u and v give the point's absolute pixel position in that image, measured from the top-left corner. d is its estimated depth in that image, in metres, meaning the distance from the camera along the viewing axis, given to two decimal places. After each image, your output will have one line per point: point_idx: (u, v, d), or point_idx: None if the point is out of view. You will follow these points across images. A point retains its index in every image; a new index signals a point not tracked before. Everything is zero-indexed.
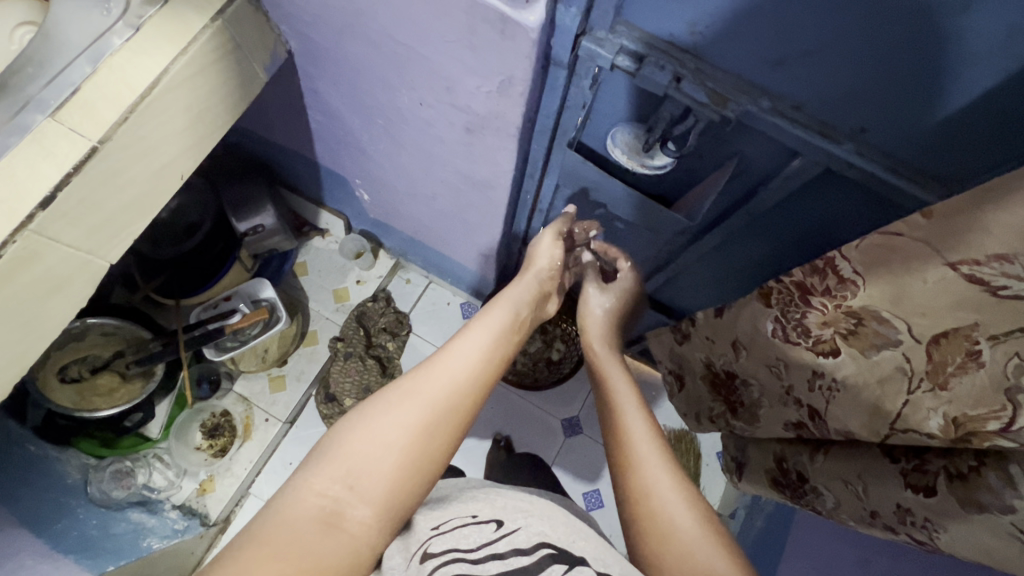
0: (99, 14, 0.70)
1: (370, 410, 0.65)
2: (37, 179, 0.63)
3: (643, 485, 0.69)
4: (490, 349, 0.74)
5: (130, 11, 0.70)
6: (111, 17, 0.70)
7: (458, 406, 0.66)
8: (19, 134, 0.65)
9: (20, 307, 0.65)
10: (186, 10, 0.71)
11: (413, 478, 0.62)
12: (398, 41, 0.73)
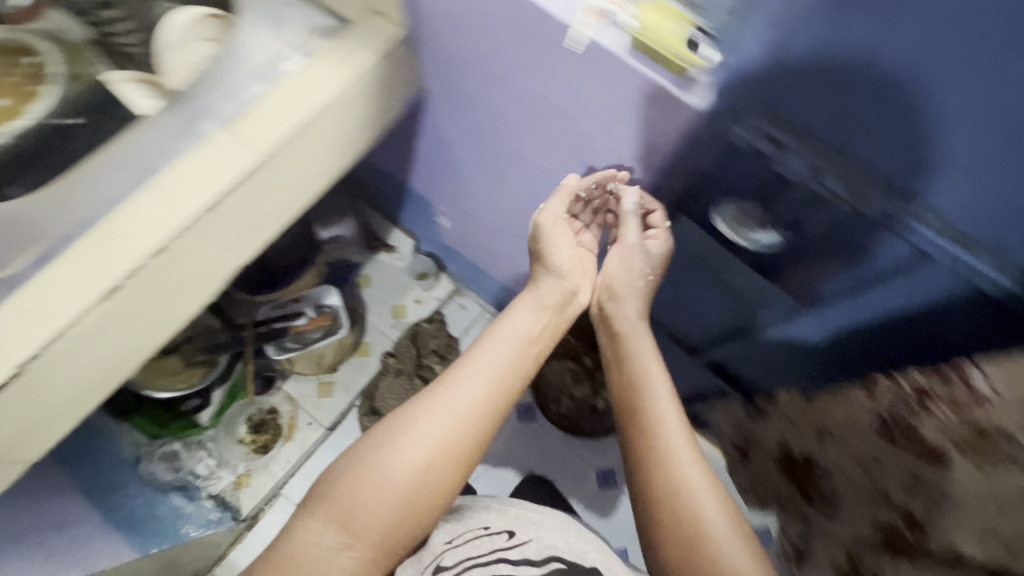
0: (278, 41, 0.78)
1: (373, 448, 0.77)
2: (205, 184, 0.68)
3: (672, 492, 0.75)
4: (495, 386, 0.82)
5: (306, 43, 0.77)
6: (290, 46, 0.77)
7: (467, 437, 0.78)
8: (196, 141, 0.71)
9: (158, 297, 0.69)
10: (354, 44, 0.77)
11: (428, 499, 0.77)
12: (548, 100, 0.83)
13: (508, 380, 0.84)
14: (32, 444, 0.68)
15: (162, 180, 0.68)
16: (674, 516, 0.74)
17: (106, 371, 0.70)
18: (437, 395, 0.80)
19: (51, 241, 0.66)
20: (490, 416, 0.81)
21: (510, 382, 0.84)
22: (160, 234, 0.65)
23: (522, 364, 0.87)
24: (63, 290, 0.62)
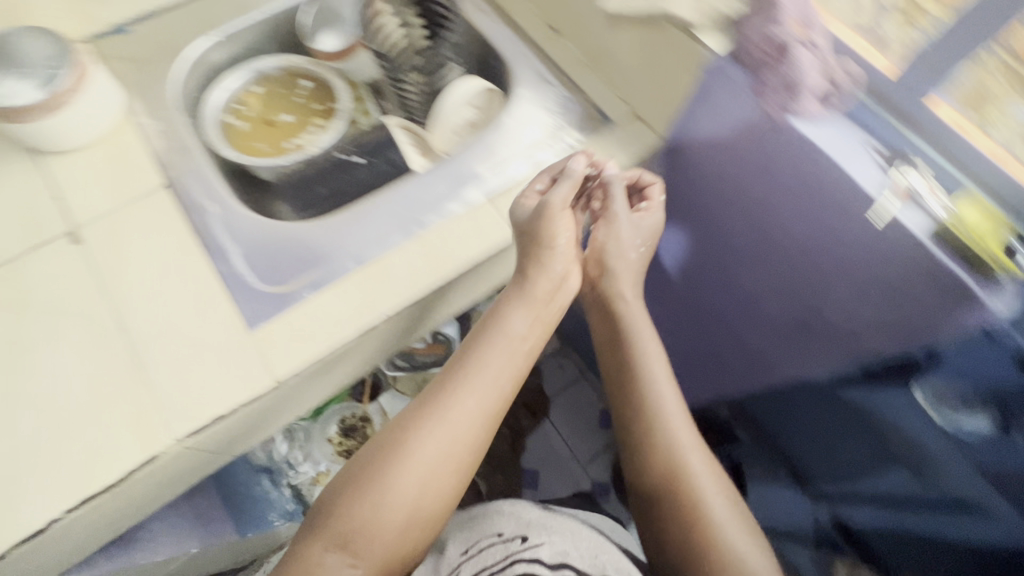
0: (530, 126, 0.75)
1: (377, 489, 0.60)
2: (402, 293, 0.63)
3: (679, 496, 0.65)
4: (462, 404, 0.64)
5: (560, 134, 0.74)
6: (548, 133, 0.75)
7: (445, 450, 0.62)
8: (380, 230, 0.67)
9: (277, 412, 0.63)
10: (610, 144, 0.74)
11: (426, 519, 0.62)
12: (833, 250, 0.64)
13: (465, 396, 0.64)
14: (144, 510, 0.63)
15: (367, 271, 0.63)
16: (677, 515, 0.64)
17: (178, 483, 0.63)
18: (422, 425, 0.63)
19: (205, 331, 0.60)
20: (486, 425, 0.64)
21: (448, 398, 0.64)
22: (276, 365, 0.58)
23: (501, 379, 0.66)
24: (206, 389, 0.57)
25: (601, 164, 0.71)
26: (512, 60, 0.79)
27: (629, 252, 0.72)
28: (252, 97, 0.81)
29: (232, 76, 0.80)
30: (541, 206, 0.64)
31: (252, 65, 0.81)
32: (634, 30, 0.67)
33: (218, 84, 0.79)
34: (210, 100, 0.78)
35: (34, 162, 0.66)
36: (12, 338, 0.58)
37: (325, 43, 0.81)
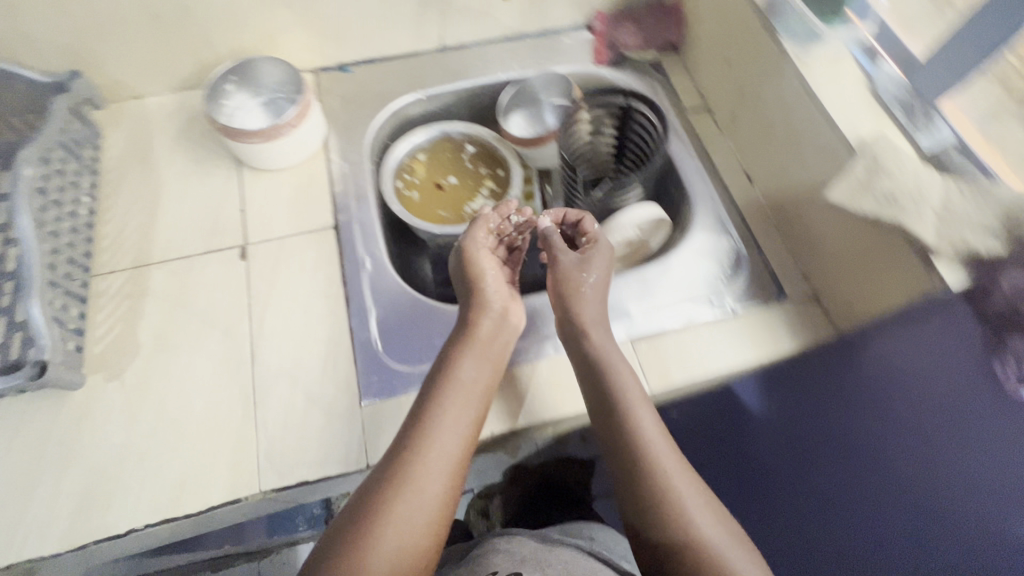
0: (696, 278, 0.70)
1: (367, 539, 0.47)
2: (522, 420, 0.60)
3: (675, 506, 0.50)
4: (448, 433, 0.53)
5: (721, 297, 0.68)
6: (710, 292, 0.69)
7: (432, 487, 0.51)
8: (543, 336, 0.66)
9: None
10: (777, 328, 0.66)
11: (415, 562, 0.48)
12: None
13: (447, 421, 0.53)
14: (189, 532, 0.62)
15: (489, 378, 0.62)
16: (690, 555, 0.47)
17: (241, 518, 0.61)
18: (404, 457, 0.51)
19: (325, 382, 0.60)
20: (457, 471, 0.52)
21: (436, 422, 0.53)
22: (382, 439, 0.57)
23: (471, 407, 0.55)
24: (302, 446, 0.56)
25: (522, 211, 0.69)
26: (696, 198, 0.75)
27: (584, 286, 0.62)
28: (425, 159, 0.82)
29: (416, 132, 0.81)
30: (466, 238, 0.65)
31: (438, 127, 0.82)
32: (845, 229, 0.61)
33: (405, 138, 0.80)
34: (392, 154, 0.79)
35: (238, 172, 0.72)
36: (167, 334, 0.62)
37: (515, 123, 0.83)
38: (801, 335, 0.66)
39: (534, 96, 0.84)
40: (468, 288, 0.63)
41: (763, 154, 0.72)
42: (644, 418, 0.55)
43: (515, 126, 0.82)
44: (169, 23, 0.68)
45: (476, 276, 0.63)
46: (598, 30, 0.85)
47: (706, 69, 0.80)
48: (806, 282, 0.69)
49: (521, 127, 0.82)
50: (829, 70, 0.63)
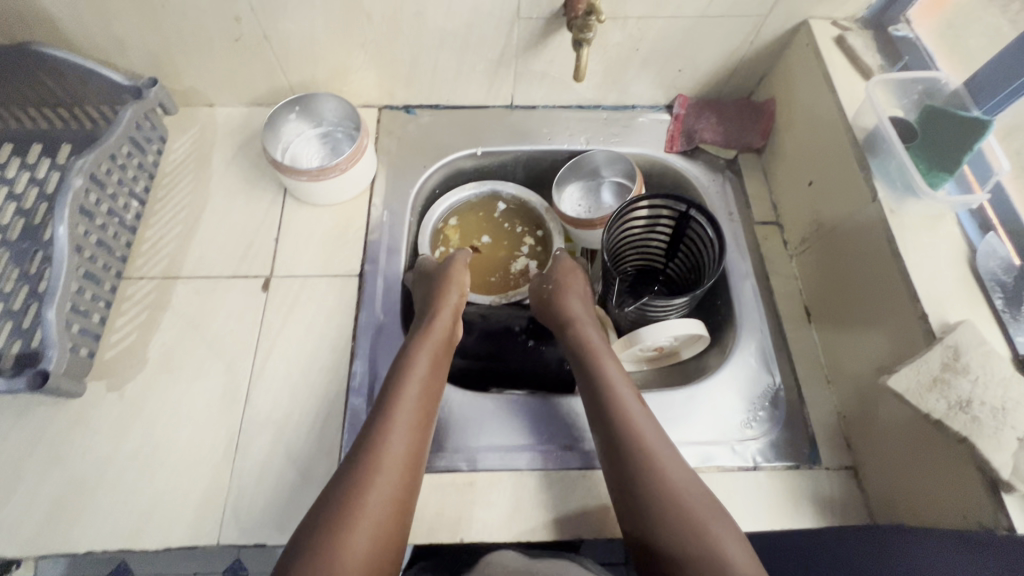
0: (724, 414, 0.63)
1: (343, 509, 0.47)
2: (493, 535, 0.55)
3: (657, 480, 0.50)
4: (413, 404, 0.55)
5: (748, 442, 0.61)
6: (736, 434, 0.62)
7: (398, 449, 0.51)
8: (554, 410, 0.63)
9: None
10: (799, 497, 0.59)
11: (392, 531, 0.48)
12: None
13: (414, 394, 0.55)
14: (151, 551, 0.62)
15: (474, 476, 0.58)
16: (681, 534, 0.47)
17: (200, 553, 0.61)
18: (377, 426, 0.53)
19: (309, 442, 0.59)
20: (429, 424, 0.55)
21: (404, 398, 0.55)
22: None
23: (434, 385, 0.57)
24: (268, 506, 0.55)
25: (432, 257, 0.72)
26: (742, 324, 0.68)
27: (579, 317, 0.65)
28: (465, 219, 0.80)
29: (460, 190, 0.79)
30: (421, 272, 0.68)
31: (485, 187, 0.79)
32: (903, 418, 0.53)
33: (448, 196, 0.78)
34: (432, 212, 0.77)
35: (282, 201, 0.72)
36: (175, 354, 0.63)
37: (567, 197, 0.79)
38: (828, 514, 0.58)
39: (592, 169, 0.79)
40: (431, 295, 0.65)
41: (828, 297, 0.65)
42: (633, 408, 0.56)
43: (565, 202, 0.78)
44: (248, 46, 0.69)
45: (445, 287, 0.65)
46: (677, 115, 0.80)
47: (786, 184, 0.73)
48: (849, 451, 0.61)
49: (574, 204, 0.79)
50: (924, 234, 0.55)
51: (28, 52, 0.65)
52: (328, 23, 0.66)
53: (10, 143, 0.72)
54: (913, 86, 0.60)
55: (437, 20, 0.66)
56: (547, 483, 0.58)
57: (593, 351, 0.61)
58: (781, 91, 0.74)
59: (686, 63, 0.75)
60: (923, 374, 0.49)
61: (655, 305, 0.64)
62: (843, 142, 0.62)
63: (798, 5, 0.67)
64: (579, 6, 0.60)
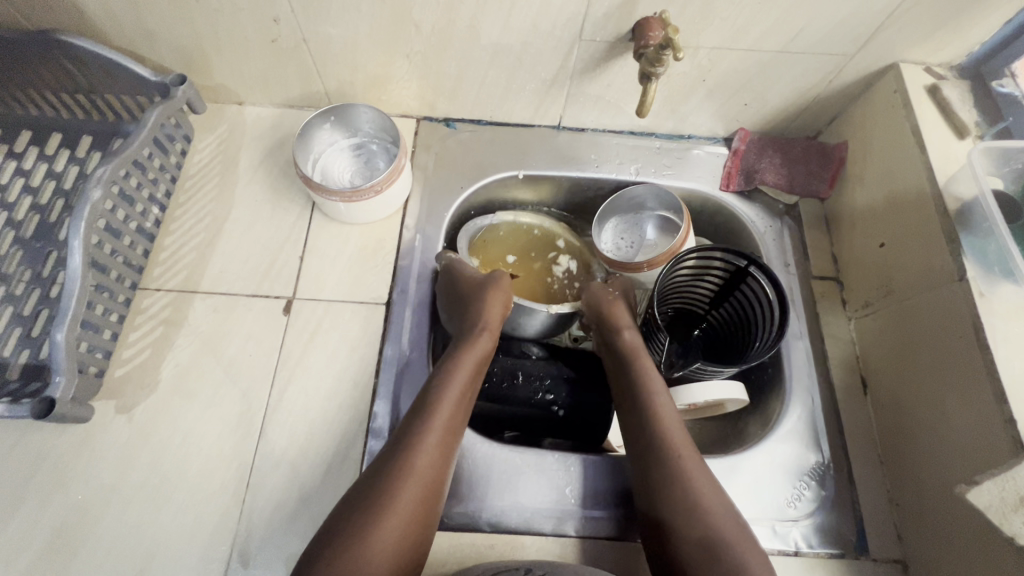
0: (776, 491, 0.58)
1: (371, 510, 0.44)
2: None
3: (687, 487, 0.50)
4: (450, 404, 0.51)
5: (794, 523, 0.57)
6: (787, 511, 0.57)
7: (431, 451, 0.48)
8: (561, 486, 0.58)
9: None
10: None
11: (417, 535, 0.45)
12: None
13: (451, 394, 0.52)
14: None
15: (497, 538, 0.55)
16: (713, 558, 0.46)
17: None
18: (411, 426, 0.50)
19: (324, 484, 0.55)
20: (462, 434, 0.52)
21: (439, 395, 0.52)
22: None
23: (471, 384, 0.54)
24: (278, 552, 0.52)
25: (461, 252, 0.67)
26: (792, 390, 0.63)
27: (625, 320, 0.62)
28: (490, 244, 0.73)
29: (491, 216, 0.72)
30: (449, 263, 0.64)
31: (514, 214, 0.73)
32: (973, 527, 0.49)
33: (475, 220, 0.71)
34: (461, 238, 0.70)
35: (310, 215, 0.68)
36: (188, 377, 0.59)
37: (604, 237, 0.72)
38: None
39: (634, 200, 0.72)
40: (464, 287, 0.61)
41: (891, 372, 0.60)
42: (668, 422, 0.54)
43: (604, 244, 0.72)
44: (284, 48, 0.64)
45: (477, 281, 0.61)
46: (737, 150, 0.74)
47: (853, 242, 0.68)
48: (900, 544, 0.57)
49: (614, 243, 0.72)
50: (1016, 324, 0.50)
51: (51, 41, 0.60)
52: (373, 30, 0.60)
53: (28, 132, 0.68)
54: (1019, 154, 0.54)
55: (491, 36, 0.60)
56: (574, 549, 0.55)
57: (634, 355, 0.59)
58: (857, 136, 0.68)
59: (754, 98, 0.69)
60: (1010, 492, 0.46)
61: (703, 369, 0.59)
62: (929, 210, 0.56)
63: (890, 47, 0.61)
64: (653, 36, 0.55)
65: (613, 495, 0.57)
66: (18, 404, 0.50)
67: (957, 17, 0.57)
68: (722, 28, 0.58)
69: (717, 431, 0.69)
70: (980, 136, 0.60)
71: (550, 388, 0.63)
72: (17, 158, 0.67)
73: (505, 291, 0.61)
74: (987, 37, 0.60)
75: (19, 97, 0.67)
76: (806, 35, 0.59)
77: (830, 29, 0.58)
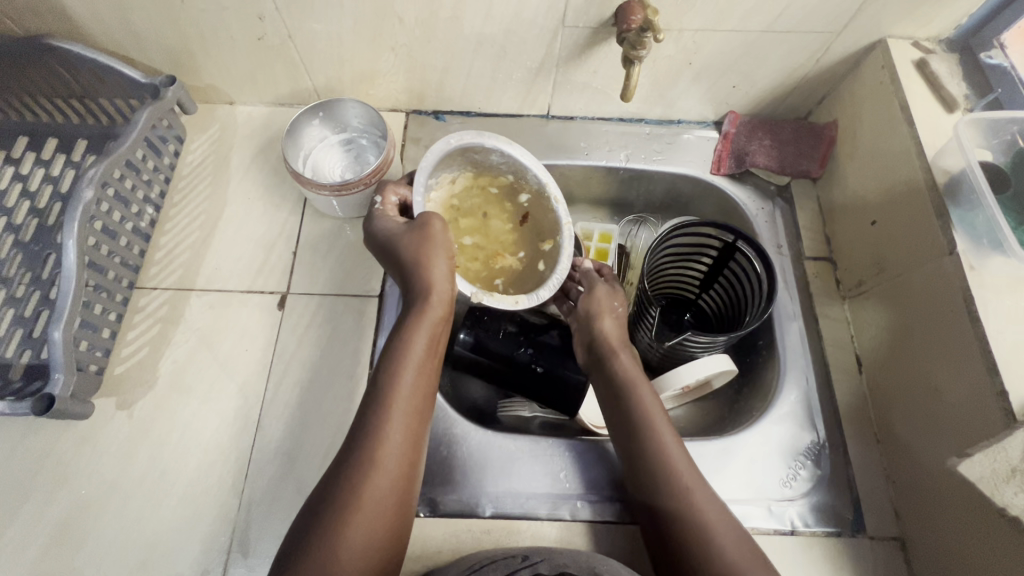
0: (771, 471, 0.58)
1: (341, 507, 0.42)
2: None
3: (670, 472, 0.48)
4: (409, 384, 0.48)
5: (789, 502, 0.57)
6: (782, 491, 0.57)
7: (395, 437, 0.46)
8: (546, 469, 0.58)
9: None
10: (842, 566, 0.55)
11: (394, 513, 0.44)
12: None
13: (410, 373, 0.48)
14: None
15: (491, 523, 0.56)
16: (697, 541, 0.45)
17: None
18: (370, 412, 0.46)
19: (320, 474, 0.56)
20: (421, 410, 0.48)
21: (395, 376, 0.48)
22: None
23: (430, 354, 0.51)
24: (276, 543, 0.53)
25: (388, 199, 0.59)
26: (787, 371, 0.63)
27: (607, 319, 0.57)
28: (486, 175, 0.63)
29: (483, 133, 0.58)
30: (377, 225, 0.56)
31: (509, 144, 0.59)
32: (968, 500, 0.49)
33: (467, 134, 0.58)
34: (418, 171, 0.56)
35: (302, 211, 0.69)
36: (186, 373, 0.60)
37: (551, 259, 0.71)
38: None
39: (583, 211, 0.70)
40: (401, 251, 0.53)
41: (886, 347, 0.59)
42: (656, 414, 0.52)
43: None
44: (270, 46, 0.64)
45: (409, 243, 0.53)
46: (727, 133, 0.73)
47: (843, 223, 0.68)
48: (897, 521, 0.57)
49: None
50: (1006, 297, 0.49)
51: (43, 47, 0.61)
52: (357, 26, 0.61)
53: (23, 137, 0.69)
54: (1007, 126, 0.55)
55: (474, 26, 0.61)
56: (567, 534, 0.55)
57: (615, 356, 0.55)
58: (846, 115, 0.68)
59: (742, 79, 0.68)
60: (1000, 463, 0.46)
61: (694, 340, 0.59)
62: (919, 185, 0.56)
63: (877, 22, 0.60)
64: (634, 19, 0.54)
65: (606, 480, 0.57)
66: (18, 402, 0.51)
67: None
68: (706, 10, 0.58)
69: (713, 415, 0.69)
70: (970, 109, 0.60)
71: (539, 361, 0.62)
72: (13, 164, 0.67)
73: (435, 243, 0.53)
74: (975, 9, 0.59)
75: (13, 103, 0.67)
76: (790, 13, 0.58)
77: (815, 6, 0.57)
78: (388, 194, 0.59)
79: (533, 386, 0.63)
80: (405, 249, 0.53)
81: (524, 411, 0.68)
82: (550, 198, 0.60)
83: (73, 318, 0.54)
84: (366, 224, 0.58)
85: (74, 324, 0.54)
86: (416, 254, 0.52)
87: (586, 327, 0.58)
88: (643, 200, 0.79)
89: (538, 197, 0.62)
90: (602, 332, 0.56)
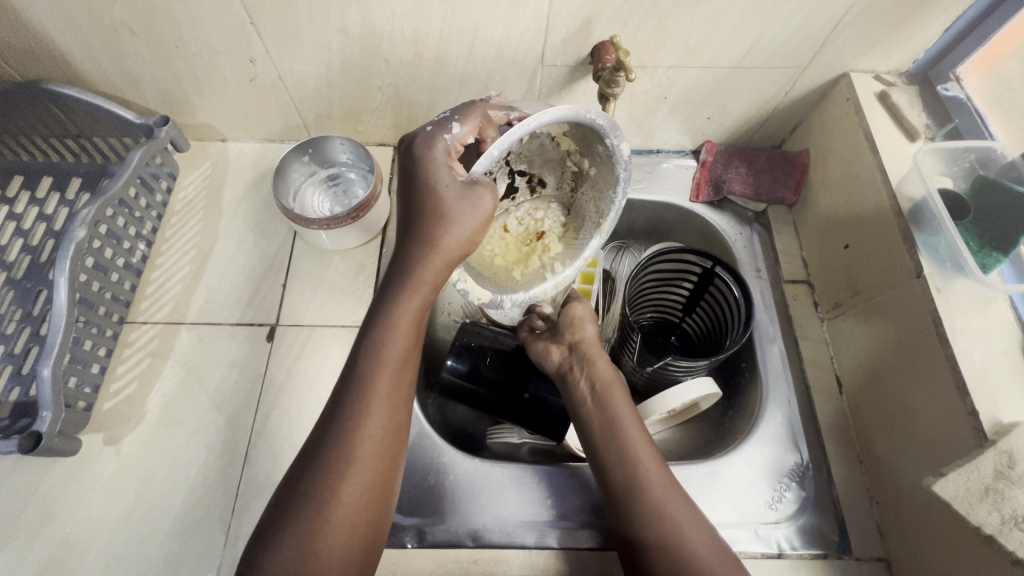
0: (759, 497, 0.59)
1: (317, 504, 0.42)
2: None
3: (651, 496, 0.49)
4: (391, 377, 0.47)
5: (774, 523, 0.57)
6: (768, 515, 0.58)
7: (375, 433, 0.45)
8: (534, 498, 0.58)
9: None
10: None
11: (374, 512, 0.44)
12: None
13: (390, 368, 0.47)
14: None
15: (477, 553, 0.56)
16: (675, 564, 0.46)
17: None
18: (348, 403, 0.45)
19: None
20: (403, 400, 0.47)
21: (376, 366, 0.47)
22: None
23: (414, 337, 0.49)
24: None
25: (465, 134, 0.47)
26: (769, 392, 0.64)
27: (588, 326, 0.60)
28: (576, 144, 0.52)
29: (620, 134, 0.49)
30: (420, 153, 0.46)
31: (626, 156, 0.50)
32: (945, 518, 0.49)
33: (606, 119, 0.47)
34: (530, 120, 0.43)
35: (291, 244, 0.71)
36: (174, 407, 0.61)
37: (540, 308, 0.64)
38: None
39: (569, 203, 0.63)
40: (422, 203, 0.46)
41: (864, 365, 0.61)
42: (631, 425, 0.53)
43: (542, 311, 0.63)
44: (262, 86, 0.67)
45: (444, 203, 0.45)
46: (704, 162, 0.76)
47: (819, 245, 0.70)
48: (881, 541, 0.57)
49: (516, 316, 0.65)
50: (972, 318, 0.52)
51: (39, 90, 0.63)
52: (346, 67, 0.63)
53: (18, 176, 0.70)
54: (965, 155, 0.58)
55: (457, 65, 0.63)
56: (554, 559, 0.55)
57: (608, 387, 0.56)
58: (816, 143, 0.71)
59: (716, 111, 0.71)
60: (974, 481, 0.47)
61: (677, 366, 0.61)
62: (886, 211, 0.58)
63: (840, 57, 0.63)
64: (608, 58, 0.57)
65: (590, 505, 0.58)
66: (5, 440, 0.52)
67: (900, 26, 0.60)
68: (678, 47, 0.61)
69: (700, 436, 0.70)
70: (932, 138, 0.63)
71: (531, 390, 0.63)
72: (8, 203, 0.69)
73: (466, 216, 0.45)
74: (931, 45, 0.63)
75: (10, 144, 0.69)
76: (757, 50, 0.61)
77: (780, 43, 0.61)
78: (469, 127, 0.47)
79: (519, 407, 0.63)
80: (431, 205, 0.45)
81: (513, 438, 0.67)
82: (599, 227, 0.55)
83: (63, 355, 0.54)
84: (420, 138, 0.46)
85: (64, 361, 0.55)
86: (437, 218, 0.45)
87: (567, 335, 0.60)
88: (626, 227, 0.81)
89: (599, 209, 0.56)
90: (583, 339, 0.59)
